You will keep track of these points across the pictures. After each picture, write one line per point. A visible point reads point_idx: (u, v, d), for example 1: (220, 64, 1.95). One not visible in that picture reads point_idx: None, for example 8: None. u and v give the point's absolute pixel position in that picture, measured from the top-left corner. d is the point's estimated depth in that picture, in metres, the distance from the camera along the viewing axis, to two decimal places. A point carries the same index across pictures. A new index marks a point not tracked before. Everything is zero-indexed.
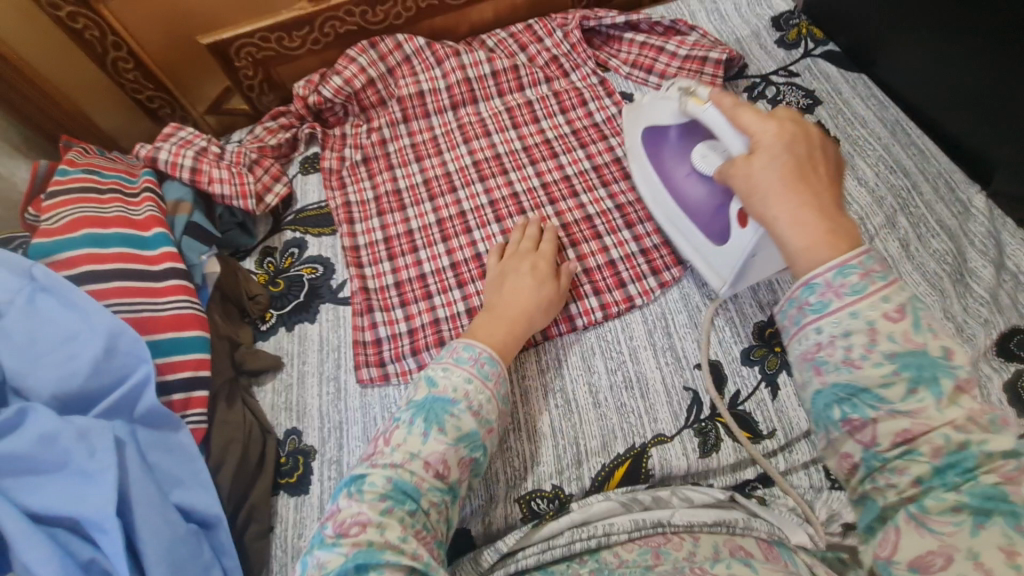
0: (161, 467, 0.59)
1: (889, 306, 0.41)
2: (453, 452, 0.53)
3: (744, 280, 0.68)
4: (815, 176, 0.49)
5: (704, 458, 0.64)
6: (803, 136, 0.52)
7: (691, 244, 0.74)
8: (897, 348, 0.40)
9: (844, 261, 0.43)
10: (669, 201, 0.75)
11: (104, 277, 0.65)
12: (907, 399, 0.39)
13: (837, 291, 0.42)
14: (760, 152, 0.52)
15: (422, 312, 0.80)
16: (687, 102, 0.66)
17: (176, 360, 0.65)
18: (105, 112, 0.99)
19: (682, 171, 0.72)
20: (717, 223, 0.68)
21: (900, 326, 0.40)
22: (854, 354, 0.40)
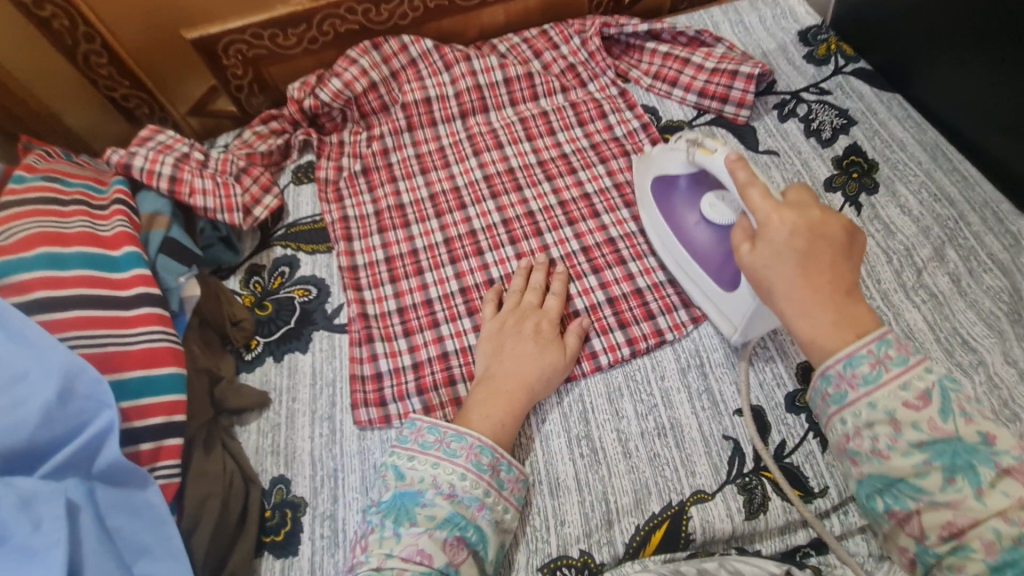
0: (124, 534, 0.50)
1: (909, 393, 0.43)
2: (428, 539, 0.52)
3: (756, 327, 0.63)
4: (824, 270, 0.49)
5: (750, 520, 0.57)
6: (811, 225, 0.50)
7: (703, 295, 0.68)
8: (924, 437, 0.42)
9: (851, 352, 0.45)
10: (677, 250, 0.69)
11: (61, 304, 0.55)
12: (946, 490, 0.41)
13: (851, 381, 0.45)
14: (763, 244, 0.51)
15: (428, 344, 0.72)
16: (694, 153, 0.63)
17: (146, 404, 0.55)
18: (75, 110, 0.90)
19: (693, 220, 0.67)
20: (733, 272, 0.63)
21: (924, 413, 0.43)
22: (881, 445, 0.43)
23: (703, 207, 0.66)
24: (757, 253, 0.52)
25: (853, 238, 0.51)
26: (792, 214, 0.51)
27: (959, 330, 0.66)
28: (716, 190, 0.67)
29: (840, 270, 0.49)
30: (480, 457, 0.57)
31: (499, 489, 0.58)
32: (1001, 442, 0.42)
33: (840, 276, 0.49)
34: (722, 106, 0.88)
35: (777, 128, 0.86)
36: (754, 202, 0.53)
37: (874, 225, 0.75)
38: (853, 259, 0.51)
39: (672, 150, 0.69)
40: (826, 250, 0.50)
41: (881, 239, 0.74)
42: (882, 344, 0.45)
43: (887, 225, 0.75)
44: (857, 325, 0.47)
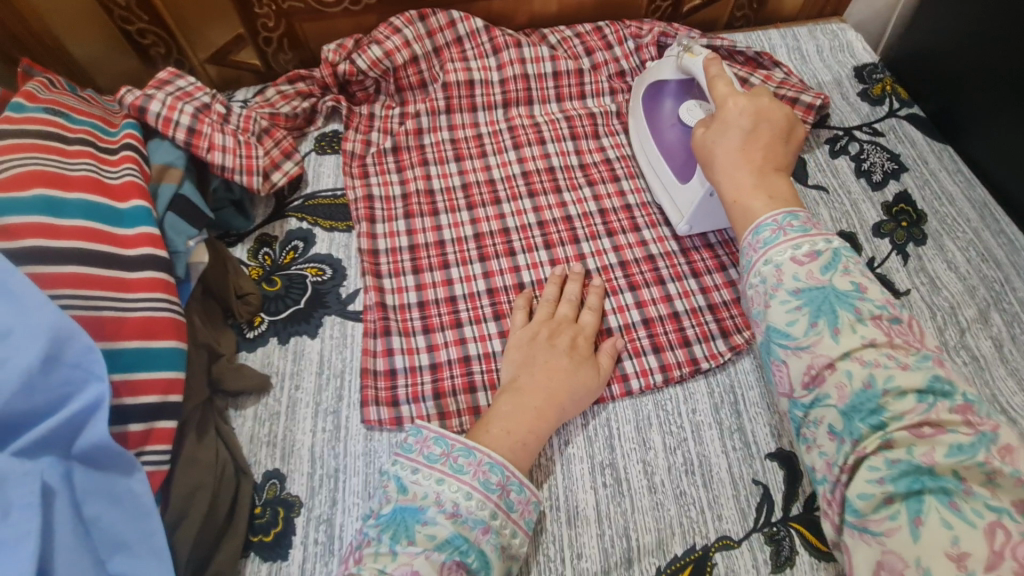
0: (100, 525, 0.44)
1: (799, 250, 0.46)
2: (425, 560, 0.47)
3: (700, 218, 0.71)
4: (761, 145, 0.55)
5: (777, 574, 0.54)
6: (759, 111, 0.57)
7: (662, 190, 0.76)
8: (801, 284, 0.45)
9: (757, 222, 0.50)
10: (650, 146, 0.77)
11: (54, 257, 0.48)
12: (808, 332, 0.43)
13: (755, 246, 0.49)
14: (717, 125, 0.59)
15: (449, 344, 0.67)
16: (683, 57, 0.72)
17: (140, 380, 0.49)
18: (81, 40, 0.82)
19: (669, 120, 0.75)
20: (689, 165, 0.71)
21: (806, 266, 0.45)
22: (767, 296, 0.46)
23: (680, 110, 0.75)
24: (709, 132, 0.59)
25: (793, 127, 0.57)
26: (745, 100, 0.59)
27: (998, 398, 0.64)
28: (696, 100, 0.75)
29: (776, 152, 0.55)
30: (488, 476, 0.53)
31: (507, 512, 0.53)
32: (870, 294, 0.44)
33: (773, 153, 0.55)
34: None
35: (828, 164, 0.84)
36: (717, 89, 0.62)
37: (920, 278, 0.73)
38: (790, 146, 0.57)
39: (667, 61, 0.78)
40: (766, 132, 0.56)
41: (926, 292, 0.72)
42: (788, 217, 0.49)
43: (933, 280, 0.73)
44: (776, 193, 0.52)
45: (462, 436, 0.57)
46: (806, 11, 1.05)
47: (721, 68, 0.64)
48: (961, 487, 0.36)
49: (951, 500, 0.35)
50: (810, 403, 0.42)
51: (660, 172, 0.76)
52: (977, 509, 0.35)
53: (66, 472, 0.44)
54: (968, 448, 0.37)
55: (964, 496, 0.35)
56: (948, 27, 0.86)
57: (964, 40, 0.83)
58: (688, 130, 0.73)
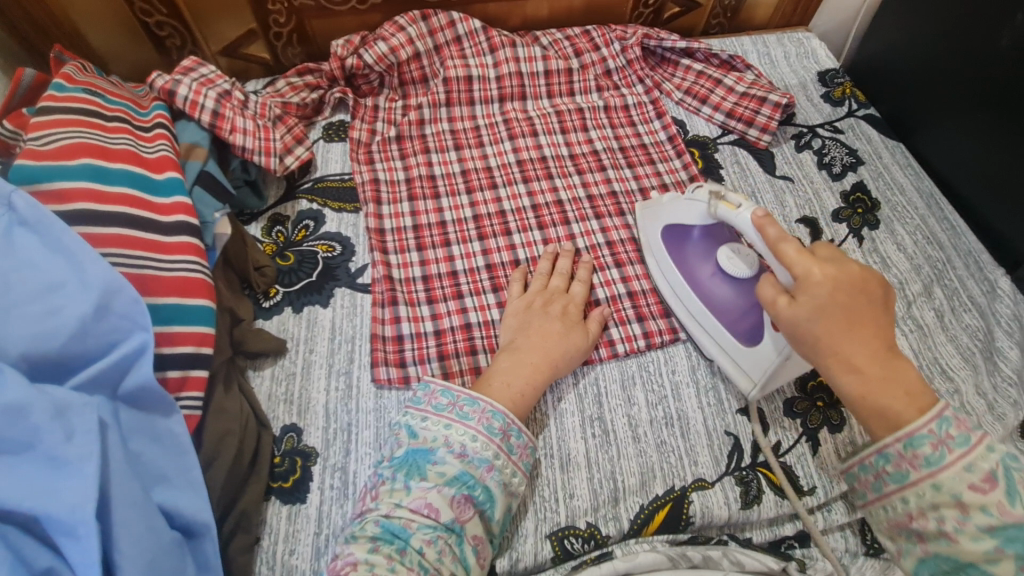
0: (145, 458, 0.49)
1: (975, 475, 0.46)
2: (437, 494, 0.53)
3: (773, 382, 0.64)
4: (868, 325, 0.52)
5: (745, 510, 0.62)
6: (851, 281, 0.53)
7: (716, 347, 0.69)
8: (994, 521, 0.45)
9: (911, 431, 0.49)
10: (693, 302, 0.70)
11: (101, 219, 0.53)
12: (1017, 574, 0.43)
13: (913, 463, 0.49)
14: (804, 298, 0.53)
15: (451, 313, 0.73)
16: (717, 206, 0.65)
17: (177, 331, 0.54)
18: (101, 29, 0.86)
19: (708, 273, 0.69)
20: (751, 325, 0.65)
21: (990, 496, 0.45)
22: (949, 527, 0.47)
23: (720, 258, 0.68)
24: (796, 305, 0.54)
25: (886, 292, 0.54)
26: (832, 268, 0.53)
27: (939, 360, 0.73)
28: (729, 244, 0.69)
29: (888, 331, 0.53)
30: (491, 422, 0.59)
31: (508, 454, 0.59)
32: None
33: (884, 334, 0.52)
34: (746, 128, 0.93)
35: (794, 157, 0.92)
36: (786, 254, 0.55)
37: (873, 257, 0.82)
38: (890, 312, 0.54)
39: (689, 203, 0.70)
40: (865, 305, 0.52)
41: (878, 270, 0.80)
42: (942, 425, 0.48)
43: (884, 259, 0.81)
44: (911, 387, 0.51)
45: (466, 390, 0.63)
46: (775, 20, 1.14)
47: (779, 226, 0.57)
48: None
49: None
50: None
51: (712, 329, 0.69)
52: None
53: (114, 409, 0.49)
54: None
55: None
56: (903, 38, 0.95)
57: (918, 50, 0.93)
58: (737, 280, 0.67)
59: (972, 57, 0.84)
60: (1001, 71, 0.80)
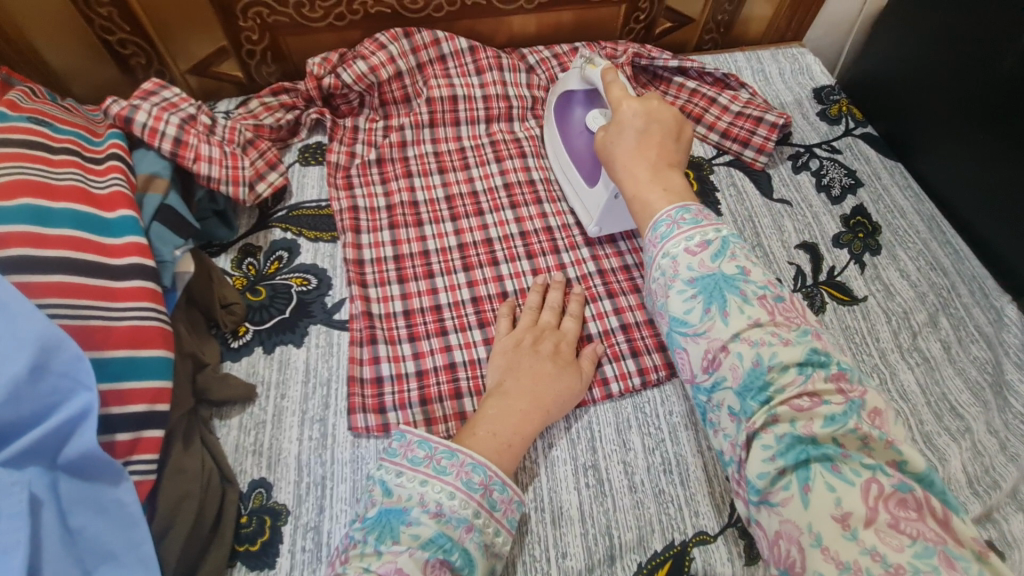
0: (87, 536, 0.44)
1: (692, 242, 0.48)
2: (409, 558, 0.47)
3: (607, 220, 0.75)
4: (654, 143, 0.58)
5: (751, 567, 0.57)
6: (649, 112, 0.60)
7: (573, 192, 0.80)
8: (695, 274, 0.47)
9: (657, 215, 0.52)
10: (562, 155, 0.81)
11: (41, 266, 0.48)
12: (702, 318, 0.45)
13: (655, 242, 0.51)
14: (614, 126, 0.61)
15: (435, 352, 0.68)
16: (585, 69, 0.75)
17: (128, 389, 0.49)
18: (58, 47, 0.81)
19: (578, 129, 0.78)
20: (592, 171, 0.75)
21: (698, 256, 0.48)
22: (667, 286, 0.48)
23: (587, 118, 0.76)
24: (608, 135, 0.62)
25: (682, 127, 0.60)
26: (638, 105, 0.61)
27: (948, 396, 0.69)
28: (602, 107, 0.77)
29: (671, 151, 0.58)
30: (471, 475, 0.54)
31: (491, 511, 0.54)
32: (753, 276, 0.46)
33: (666, 152, 0.58)
34: (742, 149, 0.90)
35: (791, 179, 0.89)
36: (613, 94, 0.65)
37: (875, 286, 0.78)
38: (681, 144, 0.60)
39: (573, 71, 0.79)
40: (657, 132, 0.59)
41: (881, 299, 0.77)
42: (683, 211, 0.51)
43: (887, 287, 0.78)
44: (670, 187, 0.55)
45: (447, 439, 0.58)
46: (768, 37, 1.11)
47: (617, 75, 0.67)
48: (839, 452, 0.39)
49: (833, 465, 0.38)
50: (711, 387, 0.44)
51: (572, 178, 0.79)
52: (854, 468, 0.38)
53: (53, 481, 0.43)
54: (840, 417, 0.40)
55: (842, 459, 0.38)
56: (898, 52, 0.93)
57: (916, 66, 0.90)
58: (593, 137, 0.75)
59: (974, 72, 0.82)
60: (1006, 88, 0.77)
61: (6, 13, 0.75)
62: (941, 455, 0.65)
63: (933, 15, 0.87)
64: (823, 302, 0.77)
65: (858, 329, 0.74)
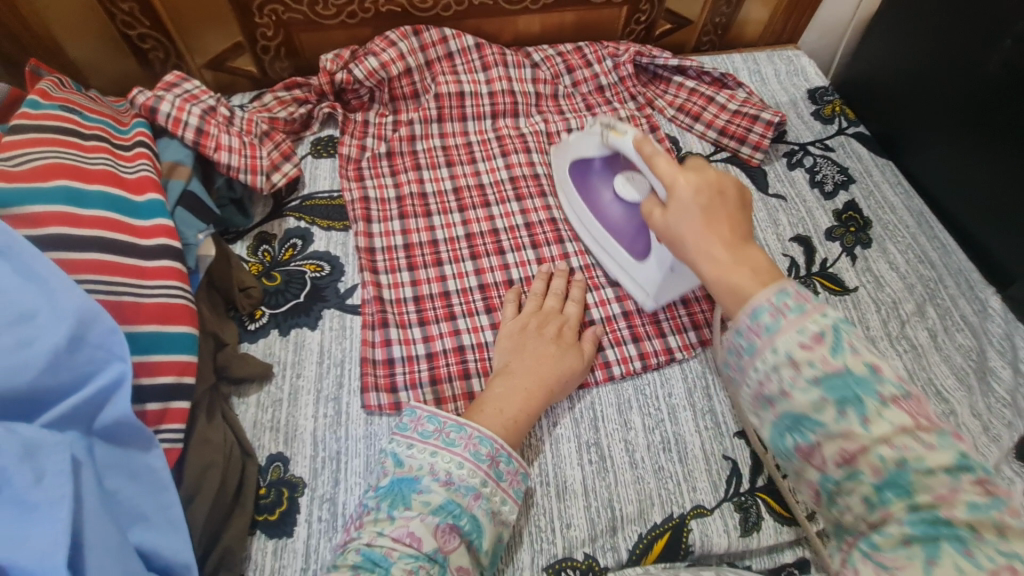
0: (120, 497, 0.46)
1: (805, 335, 0.40)
2: (420, 522, 0.51)
3: (666, 293, 0.71)
4: (722, 219, 0.51)
5: (746, 538, 0.60)
6: (709, 184, 0.53)
7: (615, 264, 0.76)
8: (819, 373, 0.39)
9: (755, 303, 0.43)
10: (596, 227, 0.76)
11: (76, 245, 0.51)
12: (839, 421, 0.38)
13: (757, 332, 0.42)
14: (672, 205, 0.54)
15: (444, 335, 0.71)
16: (608, 134, 0.69)
17: (157, 362, 0.52)
18: (80, 41, 0.84)
19: (607, 198, 0.74)
20: (642, 244, 0.71)
21: (817, 352, 0.40)
22: (784, 385, 0.40)
23: (616, 187, 0.73)
24: (668, 214, 0.54)
25: (745, 195, 0.54)
26: (694, 175, 0.53)
27: (934, 381, 0.73)
28: (625, 172, 0.73)
29: (740, 223, 0.52)
30: (479, 449, 0.57)
31: (497, 481, 0.57)
32: (886, 372, 0.39)
33: (737, 224, 0.51)
34: (739, 146, 0.93)
35: (786, 175, 0.92)
36: (660, 168, 0.56)
37: (866, 277, 0.82)
38: (747, 213, 0.53)
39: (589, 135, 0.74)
40: (723, 206, 0.52)
41: (871, 289, 0.81)
42: (781, 295, 0.43)
43: (877, 278, 0.82)
44: (757, 267, 0.48)
45: (455, 415, 0.61)
46: (764, 39, 1.15)
47: (655, 144, 0.57)
48: (975, 536, 0.33)
49: (965, 548, 0.33)
50: (842, 479, 0.38)
51: (613, 251, 0.75)
52: (991, 554, 0.33)
53: (89, 446, 0.46)
54: (985, 507, 0.34)
55: (978, 544, 0.33)
56: (891, 55, 0.96)
57: (908, 68, 0.94)
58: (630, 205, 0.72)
59: (962, 75, 0.85)
60: (994, 90, 0.81)
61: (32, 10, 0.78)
62: None
63: (925, 19, 0.90)
64: (815, 291, 0.80)
65: (848, 316, 0.78)
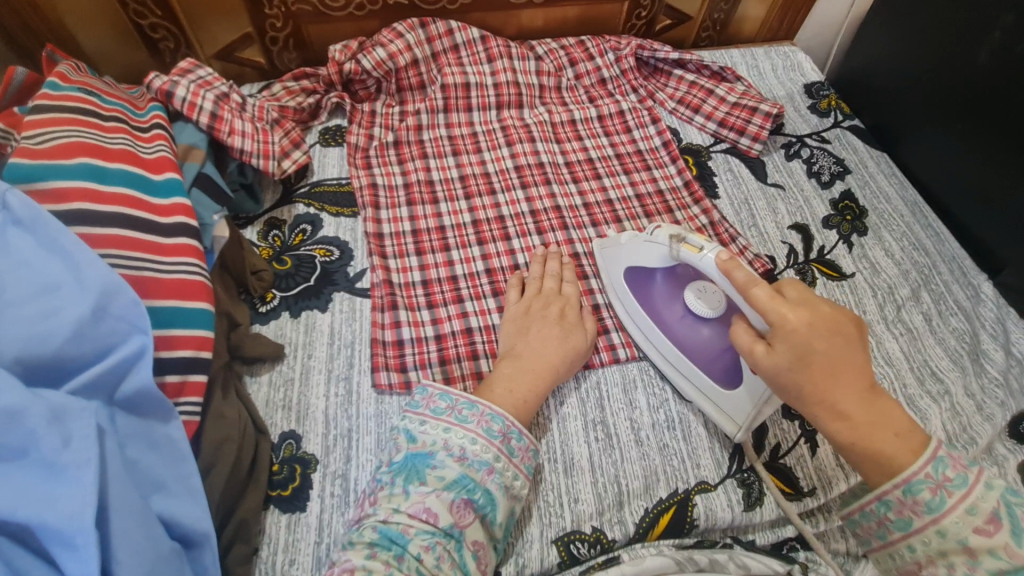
0: (142, 466, 0.47)
1: (977, 518, 0.46)
2: (436, 498, 0.52)
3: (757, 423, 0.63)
4: (847, 366, 0.50)
5: (748, 512, 0.62)
6: (823, 320, 0.50)
7: (694, 389, 0.67)
8: (1003, 564, 0.45)
9: (908, 478, 0.48)
10: (665, 346, 0.68)
11: (98, 220, 0.52)
12: None
13: (916, 509, 0.48)
14: (781, 340, 0.51)
15: (452, 318, 0.73)
16: (678, 249, 0.62)
17: (176, 335, 0.53)
18: (92, 30, 0.85)
19: (677, 317, 0.67)
20: (726, 367, 0.64)
21: (995, 538, 0.45)
22: (954, 569, 0.46)
23: (688, 303, 0.67)
24: (775, 350, 0.51)
25: (858, 326, 0.52)
26: (804, 312, 0.50)
27: (929, 362, 0.75)
28: (693, 284, 0.67)
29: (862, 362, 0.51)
30: (491, 426, 0.58)
31: (509, 457, 0.58)
32: None
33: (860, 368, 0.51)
34: (738, 137, 0.95)
35: (784, 166, 0.95)
36: (760, 299, 0.52)
37: (862, 263, 0.84)
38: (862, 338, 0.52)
39: (649, 246, 0.66)
40: (842, 345, 0.50)
41: (867, 275, 0.83)
42: (938, 467, 0.48)
43: (873, 264, 0.84)
44: (900, 428, 0.50)
45: (466, 393, 0.62)
46: (762, 34, 1.17)
47: (747, 270, 0.54)
48: None
49: None
50: None
51: (691, 375, 0.67)
52: None
53: (111, 415, 0.47)
54: None
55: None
56: (887, 51, 0.98)
57: (903, 63, 0.96)
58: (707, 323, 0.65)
59: (953, 68, 0.87)
60: (986, 82, 0.83)
61: (47, 2, 0.79)
62: (921, 414, 0.70)
63: (920, 15, 0.92)
64: (813, 277, 0.82)
65: (846, 301, 0.80)
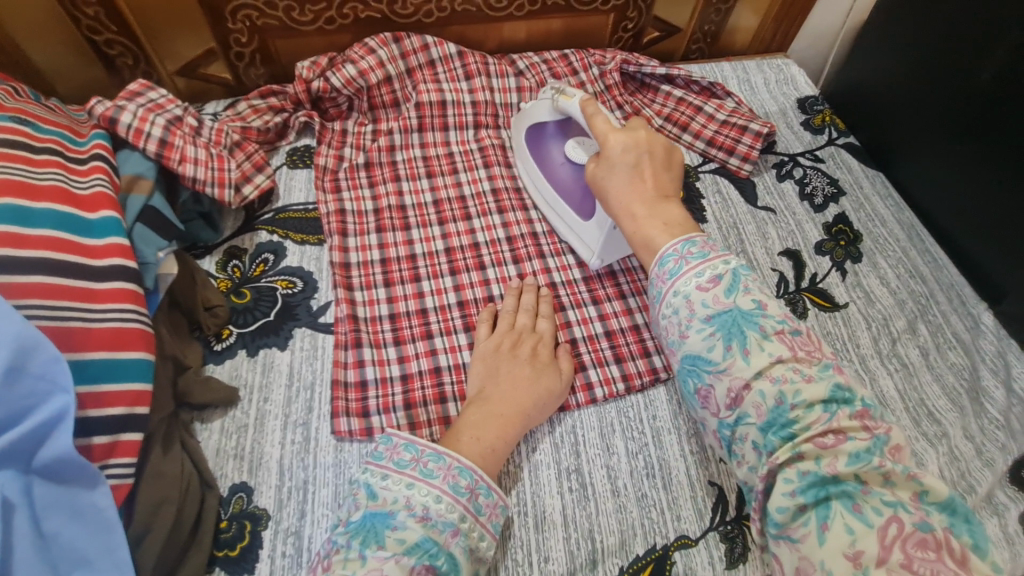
0: (60, 540, 0.44)
1: (703, 278, 0.49)
2: (394, 565, 0.47)
3: (609, 253, 0.73)
4: (648, 176, 0.60)
5: (732, 571, 0.58)
6: (637, 142, 0.61)
7: (566, 227, 0.78)
8: (711, 311, 0.47)
9: (665, 250, 0.53)
10: (546, 189, 0.79)
11: (20, 268, 0.48)
12: (725, 356, 0.46)
13: (663, 278, 0.52)
14: (605, 159, 0.62)
15: (420, 356, 0.68)
16: (558, 99, 0.73)
17: (106, 392, 0.49)
18: (45, 47, 0.81)
19: (559, 161, 0.77)
20: (586, 206, 0.74)
21: (711, 292, 0.48)
22: (683, 327, 0.48)
23: (566, 150, 0.76)
24: (599, 167, 0.63)
25: (670, 153, 0.62)
26: (627, 136, 0.62)
27: (926, 401, 0.71)
28: (577, 136, 0.76)
29: (663, 179, 0.60)
30: (457, 479, 0.54)
31: (476, 515, 0.54)
32: (771, 310, 0.47)
33: (660, 183, 0.60)
34: (727, 157, 0.91)
35: (775, 187, 0.90)
36: (598, 126, 0.65)
37: (856, 292, 0.80)
38: (671, 170, 0.62)
39: (544, 98, 0.76)
40: (648, 163, 0.61)
41: (862, 305, 0.78)
42: (689, 244, 0.52)
43: (868, 294, 0.80)
44: (670, 220, 0.56)
45: (432, 442, 0.58)
46: (754, 47, 1.13)
47: (597, 106, 0.67)
48: (860, 488, 0.40)
49: (854, 504, 0.39)
50: (734, 422, 0.45)
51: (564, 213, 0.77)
52: (875, 506, 0.39)
53: (26, 486, 0.43)
54: (863, 454, 0.41)
55: (863, 496, 0.39)
56: (876, 68, 0.96)
57: (893, 81, 0.93)
58: (578, 168, 0.75)
59: (945, 86, 0.85)
60: (977, 99, 0.80)
61: None
62: (918, 459, 0.66)
63: (909, 33, 0.90)
64: (804, 308, 0.78)
65: (839, 334, 0.75)
